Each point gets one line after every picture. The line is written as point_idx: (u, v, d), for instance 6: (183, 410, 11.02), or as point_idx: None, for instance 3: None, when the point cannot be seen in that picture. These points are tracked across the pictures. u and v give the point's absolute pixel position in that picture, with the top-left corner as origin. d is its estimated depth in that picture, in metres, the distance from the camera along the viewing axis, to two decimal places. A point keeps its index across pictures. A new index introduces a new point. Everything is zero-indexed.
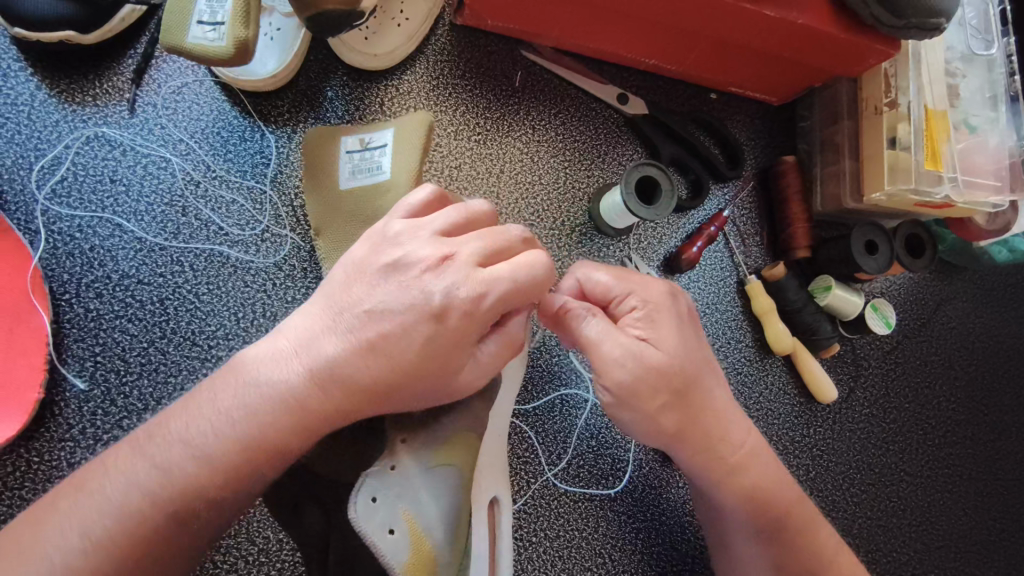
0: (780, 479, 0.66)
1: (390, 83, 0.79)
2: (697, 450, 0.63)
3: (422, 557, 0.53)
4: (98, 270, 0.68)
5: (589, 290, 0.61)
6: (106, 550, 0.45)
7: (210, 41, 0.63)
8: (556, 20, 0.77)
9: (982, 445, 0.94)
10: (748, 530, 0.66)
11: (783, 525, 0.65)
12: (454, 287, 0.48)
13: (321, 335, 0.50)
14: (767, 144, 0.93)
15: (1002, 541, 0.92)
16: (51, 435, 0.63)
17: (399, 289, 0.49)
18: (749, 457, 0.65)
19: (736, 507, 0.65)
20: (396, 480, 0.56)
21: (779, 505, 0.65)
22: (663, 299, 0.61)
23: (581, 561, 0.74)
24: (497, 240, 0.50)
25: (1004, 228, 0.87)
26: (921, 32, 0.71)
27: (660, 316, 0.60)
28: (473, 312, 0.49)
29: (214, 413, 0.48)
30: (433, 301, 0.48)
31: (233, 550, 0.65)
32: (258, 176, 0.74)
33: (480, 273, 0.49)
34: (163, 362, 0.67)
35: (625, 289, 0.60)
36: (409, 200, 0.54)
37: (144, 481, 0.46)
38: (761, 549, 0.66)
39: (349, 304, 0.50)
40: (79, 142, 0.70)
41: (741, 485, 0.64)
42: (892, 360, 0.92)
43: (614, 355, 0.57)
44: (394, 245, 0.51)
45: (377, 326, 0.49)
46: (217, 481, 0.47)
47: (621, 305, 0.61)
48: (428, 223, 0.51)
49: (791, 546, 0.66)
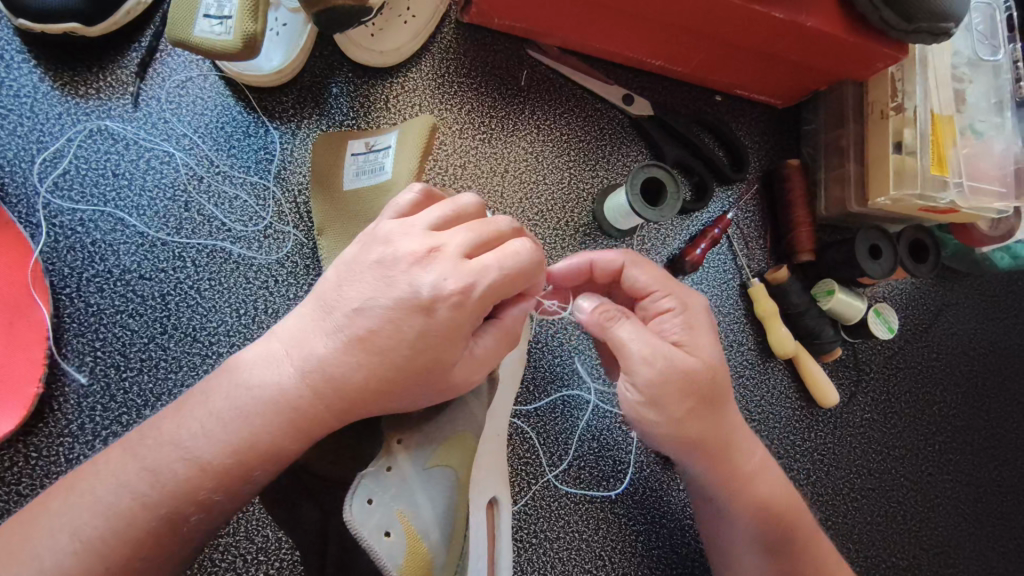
0: (788, 493, 0.67)
1: (395, 80, 0.78)
2: (715, 457, 0.63)
3: (418, 558, 0.52)
4: (99, 264, 0.68)
5: (630, 282, 0.63)
6: (96, 552, 0.44)
7: (217, 35, 0.63)
8: (564, 19, 0.77)
9: (981, 451, 0.93)
10: (752, 546, 0.66)
11: (790, 536, 0.66)
12: (443, 280, 0.47)
13: (316, 335, 0.49)
14: (771, 147, 0.93)
15: (1001, 548, 0.91)
16: (49, 430, 0.63)
17: (385, 285, 0.48)
18: (757, 470, 0.66)
19: (746, 520, 0.65)
20: (393, 481, 0.55)
21: (788, 517, 0.66)
22: (701, 317, 0.63)
23: (581, 564, 0.74)
24: (486, 231, 0.50)
25: (1008, 234, 0.87)
26: (931, 36, 0.71)
27: (696, 321, 0.62)
28: (462, 304, 0.48)
29: (205, 416, 0.48)
30: (423, 295, 0.47)
31: (231, 548, 0.64)
32: (261, 171, 0.73)
33: (468, 264, 0.48)
34: (164, 358, 0.67)
35: (664, 288, 0.63)
36: (397, 202, 0.54)
37: (136, 484, 0.46)
38: (766, 569, 0.65)
39: (340, 302, 0.49)
40: (81, 136, 0.70)
41: (753, 495, 0.65)
42: (894, 365, 0.92)
43: (641, 356, 0.58)
44: (384, 243, 0.50)
45: (367, 322, 0.48)
46: (207, 486, 0.47)
47: (655, 302, 0.63)
48: (416, 220, 0.51)
49: (797, 559, 0.66)
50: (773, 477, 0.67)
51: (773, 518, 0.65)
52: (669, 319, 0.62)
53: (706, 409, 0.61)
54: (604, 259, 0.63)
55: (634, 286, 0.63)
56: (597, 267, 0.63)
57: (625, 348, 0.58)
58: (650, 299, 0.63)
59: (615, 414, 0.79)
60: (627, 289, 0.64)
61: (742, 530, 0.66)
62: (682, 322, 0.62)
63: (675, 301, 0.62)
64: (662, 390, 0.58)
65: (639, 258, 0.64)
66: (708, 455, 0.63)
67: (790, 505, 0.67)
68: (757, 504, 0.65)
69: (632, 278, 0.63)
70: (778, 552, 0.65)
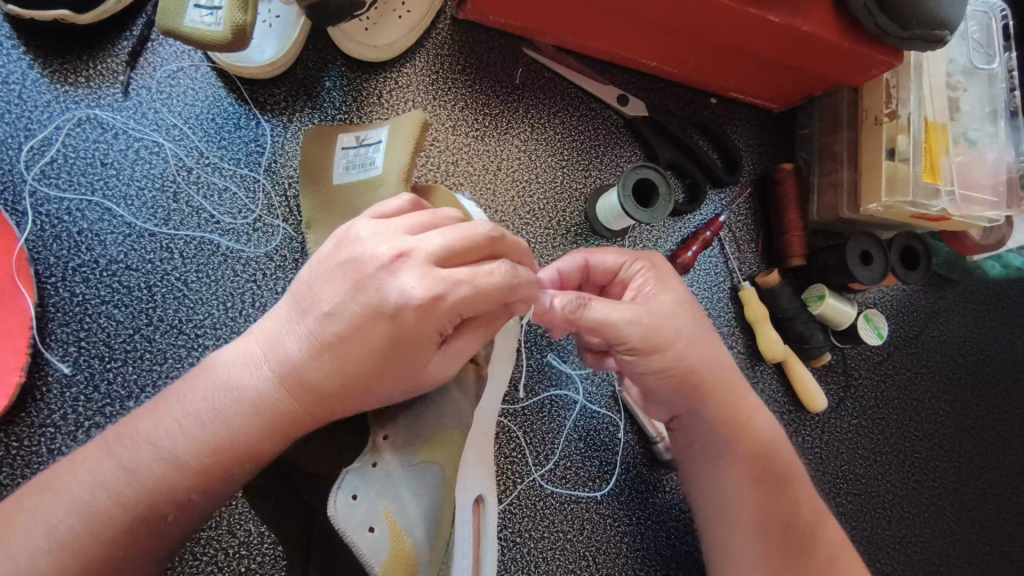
0: (782, 444, 0.68)
1: (388, 75, 0.78)
2: (709, 399, 0.65)
3: (401, 555, 0.53)
4: (85, 254, 0.67)
5: (597, 263, 0.66)
6: (71, 551, 0.44)
7: (207, 26, 0.62)
8: (558, 18, 0.77)
9: (967, 458, 0.94)
10: (746, 494, 0.64)
11: (785, 479, 0.66)
12: (409, 287, 0.46)
13: (286, 336, 0.48)
14: (765, 151, 0.92)
15: (984, 556, 0.91)
16: (31, 419, 0.62)
17: (354, 289, 0.47)
18: (751, 412, 0.67)
19: (740, 468, 0.65)
20: (378, 477, 0.55)
21: (779, 469, 0.66)
22: (666, 266, 0.66)
23: (564, 564, 0.73)
24: (460, 239, 0.47)
25: (999, 243, 0.89)
26: (925, 43, 0.70)
27: (665, 273, 0.65)
28: (427, 312, 0.46)
29: (183, 416, 0.47)
30: (388, 304, 0.46)
31: (213, 542, 0.64)
32: (252, 164, 0.73)
33: (438, 272, 0.46)
34: (149, 349, 0.66)
35: (632, 256, 0.66)
36: (385, 205, 0.53)
37: (113, 484, 0.45)
38: (766, 505, 0.64)
39: (312, 305, 0.48)
40: (70, 124, 0.69)
41: (750, 441, 0.66)
42: (882, 371, 0.92)
43: (622, 323, 0.59)
44: (355, 243, 0.48)
45: (336, 327, 0.47)
46: (185, 486, 0.46)
47: (627, 271, 0.65)
48: (397, 222, 0.49)
49: (793, 501, 0.65)
50: (772, 422, 0.69)
51: (768, 472, 0.65)
52: (642, 278, 0.65)
53: (692, 355, 0.63)
54: (568, 263, 0.65)
55: (604, 268, 0.66)
56: (565, 273, 0.66)
57: (605, 322, 0.59)
58: (624, 270, 0.65)
59: (602, 415, 0.79)
60: (600, 275, 0.66)
61: (735, 475, 0.65)
62: (654, 277, 0.65)
63: (642, 262, 0.65)
64: (652, 342, 0.60)
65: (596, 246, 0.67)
66: (699, 400, 0.65)
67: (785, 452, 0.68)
68: (754, 450, 0.66)
69: (600, 262, 0.66)
70: (773, 492, 0.65)
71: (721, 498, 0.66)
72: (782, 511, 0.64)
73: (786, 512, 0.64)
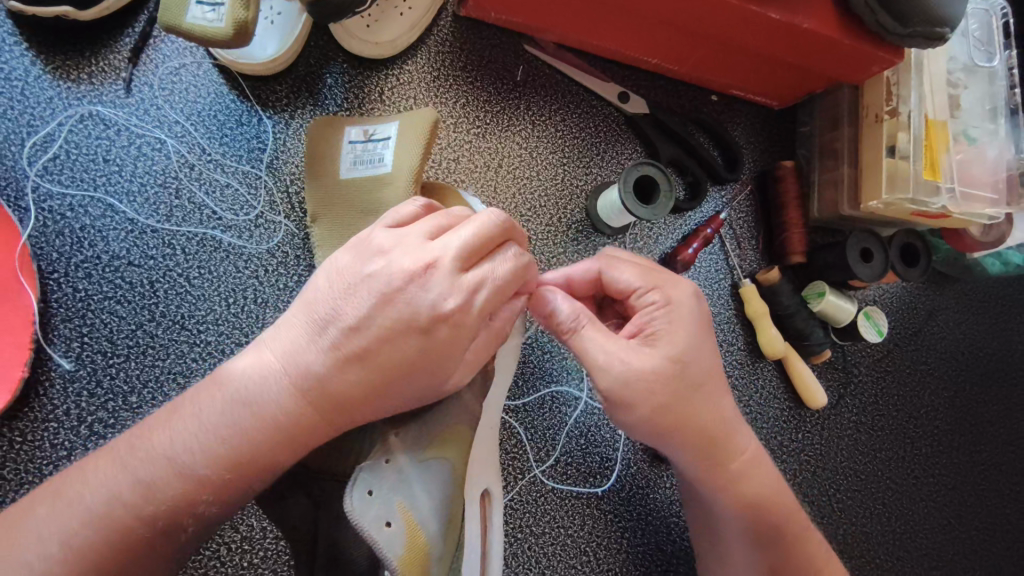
0: (782, 491, 0.67)
1: (389, 72, 0.78)
2: (701, 451, 0.63)
3: (416, 551, 0.52)
4: (87, 250, 0.67)
5: (610, 280, 0.63)
6: (78, 542, 0.44)
7: (210, 22, 0.62)
8: (559, 16, 0.77)
9: (965, 454, 0.94)
10: (740, 539, 0.68)
11: (779, 531, 0.67)
12: (443, 298, 0.47)
13: (307, 348, 0.48)
14: (767, 147, 0.93)
15: (983, 551, 0.92)
16: (35, 415, 0.63)
17: (380, 302, 0.47)
18: (751, 462, 0.66)
19: (734, 515, 0.66)
20: (391, 473, 0.54)
21: (774, 519, 0.66)
22: (684, 302, 0.61)
23: (565, 559, 0.74)
24: (478, 237, 0.48)
25: (999, 240, 0.89)
26: (925, 41, 0.71)
27: (678, 315, 0.60)
28: (460, 323, 0.48)
29: (190, 407, 0.48)
30: (423, 316, 0.47)
31: (217, 537, 0.64)
32: (254, 160, 0.73)
33: (464, 279, 0.48)
34: (152, 345, 0.67)
35: (648, 284, 0.61)
36: (399, 211, 0.53)
37: (120, 476, 0.46)
38: (756, 556, 0.68)
39: (335, 317, 0.48)
40: (72, 120, 0.69)
41: (746, 495, 0.65)
42: (882, 368, 0.92)
43: (609, 356, 0.57)
44: (379, 255, 0.48)
45: (364, 340, 0.47)
46: (189, 479, 0.47)
47: (639, 298, 0.61)
48: (416, 229, 0.49)
49: (784, 547, 0.67)
50: (772, 473, 0.68)
51: (763, 523, 0.66)
52: (652, 313, 0.60)
53: None
54: (580, 272, 0.63)
55: (616, 287, 0.62)
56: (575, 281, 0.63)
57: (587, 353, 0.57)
58: (636, 296, 0.62)
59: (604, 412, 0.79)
60: (612, 292, 0.63)
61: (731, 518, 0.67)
62: (666, 318, 0.60)
63: (658, 295, 0.61)
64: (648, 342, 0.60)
65: (617, 260, 0.63)
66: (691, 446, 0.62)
67: (784, 503, 0.67)
68: (746, 502, 0.65)
69: (612, 279, 0.62)
70: (764, 541, 0.67)
71: (718, 539, 0.70)
72: (773, 557, 0.67)
73: (777, 558, 0.67)
